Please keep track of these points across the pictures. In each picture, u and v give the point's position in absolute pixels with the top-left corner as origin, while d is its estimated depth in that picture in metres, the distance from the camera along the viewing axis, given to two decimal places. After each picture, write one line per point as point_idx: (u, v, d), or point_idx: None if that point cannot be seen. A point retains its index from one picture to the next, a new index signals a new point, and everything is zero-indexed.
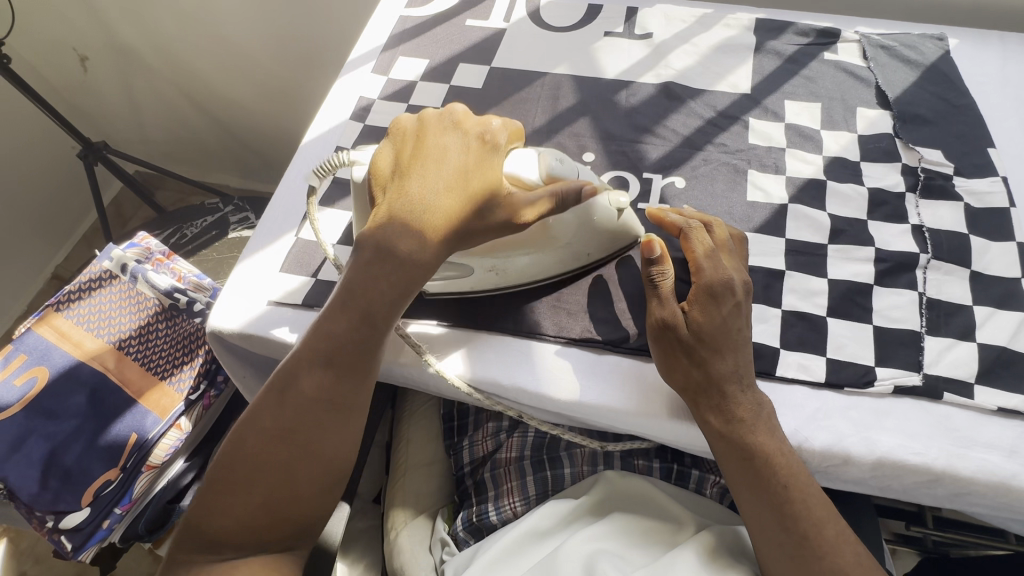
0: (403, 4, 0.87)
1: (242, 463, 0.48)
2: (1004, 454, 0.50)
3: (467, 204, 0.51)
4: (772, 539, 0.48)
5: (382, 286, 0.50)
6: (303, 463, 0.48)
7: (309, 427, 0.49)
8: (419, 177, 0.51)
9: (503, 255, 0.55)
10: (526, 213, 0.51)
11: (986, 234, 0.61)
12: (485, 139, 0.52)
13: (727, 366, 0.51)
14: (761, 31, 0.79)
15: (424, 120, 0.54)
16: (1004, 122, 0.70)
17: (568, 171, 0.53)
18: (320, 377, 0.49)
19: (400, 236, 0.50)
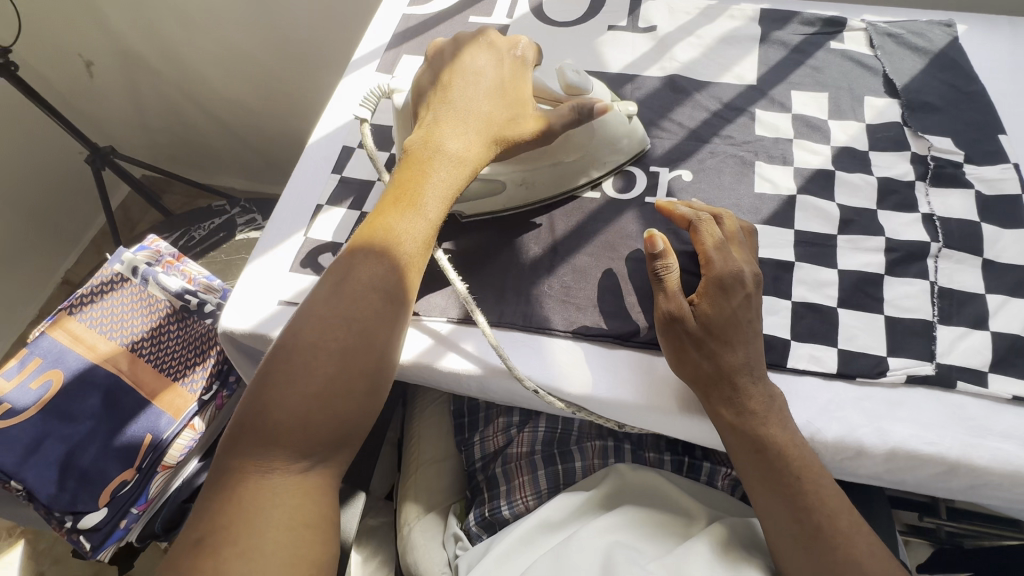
0: (406, 3, 0.87)
1: (292, 355, 0.44)
2: (1020, 443, 0.49)
3: (504, 109, 0.58)
4: (788, 530, 0.47)
5: (437, 176, 0.53)
6: (360, 351, 0.45)
7: (365, 317, 0.46)
8: (461, 84, 0.58)
9: (533, 166, 0.61)
10: (555, 124, 0.58)
11: (997, 222, 0.60)
12: (518, 57, 0.61)
13: (738, 358, 0.51)
14: (766, 22, 0.78)
15: (460, 41, 0.61)
16: (1014, 108, 0.69)
17: (585, 82, 0.61)
18: (377, 265, 0.48)
19: (450, 130, 0.55)
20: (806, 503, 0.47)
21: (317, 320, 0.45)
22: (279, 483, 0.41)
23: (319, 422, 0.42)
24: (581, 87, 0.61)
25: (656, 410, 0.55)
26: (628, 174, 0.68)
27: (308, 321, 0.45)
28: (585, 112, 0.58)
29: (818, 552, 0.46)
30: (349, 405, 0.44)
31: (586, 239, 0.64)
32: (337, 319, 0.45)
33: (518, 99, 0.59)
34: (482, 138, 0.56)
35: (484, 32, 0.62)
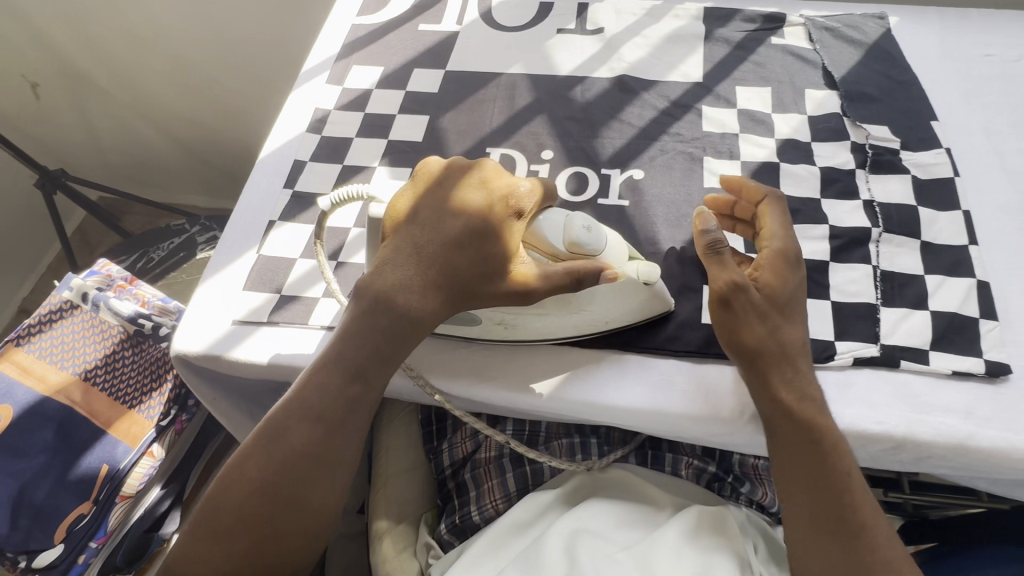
0: (355, 13, 0.87)
1: (223, 513, 0.48)
2: (961, 416, 0.51)
3: (479, 266, 0.50)
4: (823, 511, 0.47)
5: (376, 342, 0.50)
6: (284, 522, 0.48)
7: (293, 485, 0.48)
8: (434, 230, 0.50)
9: (518, 310, 0.54)
10: (540, 279, 0.50)
11: (933, 205, 0.62)
12: (509, 207, 0.51)
13: (794, 338, 0.52)
14: (709, 20, 0.80)
15: (451, 168, 0.53)
16: (945, 95, 0.72)
17: (597, 239, 0.52)
18: (310, 432, 0.49)
19: (410, 284, 0.50)
20: (843, 490, 0.48)
21: (250, 482, 0.48)
22: None
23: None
24: (590, 246, 0.52)
25: (622, 408, 0.55)
26: (581, 175, 0.68)
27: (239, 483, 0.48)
28: (581, 279, 0.50)
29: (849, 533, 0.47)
30: (274, 563, 0.48)
31: None
32: (266, 486, 0.48)
33: (498, 257, 0.50)
34: (440, 297, 0.50)
35: (484, 167, 0.53)
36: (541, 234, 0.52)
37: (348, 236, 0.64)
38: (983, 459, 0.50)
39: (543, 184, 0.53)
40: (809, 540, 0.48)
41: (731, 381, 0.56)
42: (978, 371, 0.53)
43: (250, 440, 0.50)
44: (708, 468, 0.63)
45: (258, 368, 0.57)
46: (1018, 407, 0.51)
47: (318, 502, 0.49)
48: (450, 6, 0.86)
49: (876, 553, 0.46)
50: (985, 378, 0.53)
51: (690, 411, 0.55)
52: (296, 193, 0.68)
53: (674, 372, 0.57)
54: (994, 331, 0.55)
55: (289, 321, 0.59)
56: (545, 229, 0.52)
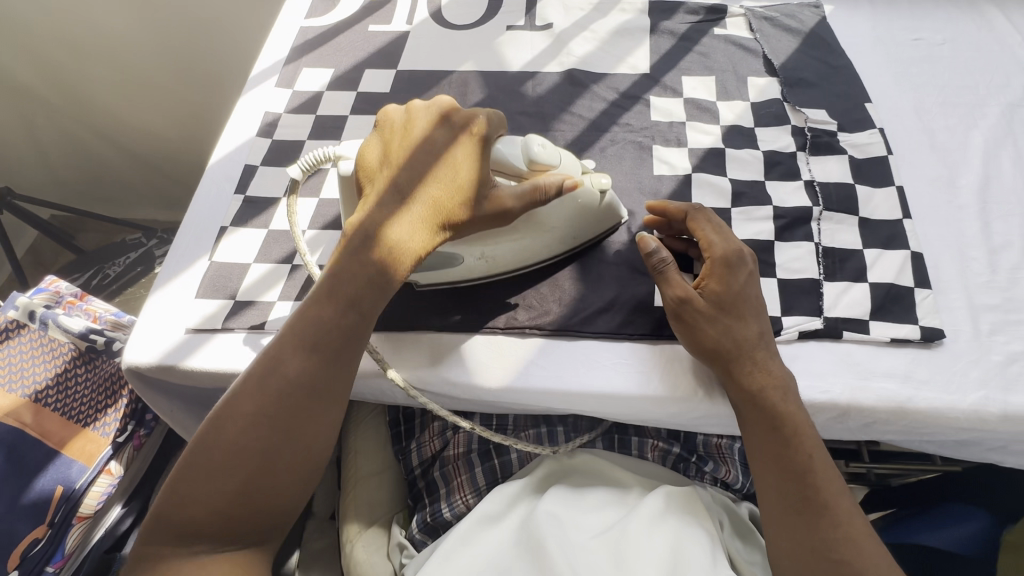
0: (303, 16, 0.86)
1: (219, 448, 0.47)
2: (900, 380, 0.54)
3: (454, 194, 0.52)
4: (784, 491, 0.48)
5: (365, 270, 0.51)
6: (283, 451, 0.48)
7: (291, 413, 0.48)
8: (408, 166, 0.53)
9: (494, 242, 0.57)
10: (514, 201, 0.53)
11: (869, 182, 0.65)
12: (476, 136, 0.54)
13: (750, 333, 0.53)
14: (655, 13, 0.82)
15: (413, 111, 0.56)
16: (878, 78, 0.76)
17: (552, 154, 0.55)
18: (307, 361, 0.49)
19: (394, 217, 0.52)
20: (804, 470, 0.48)
21: (246, 415, 0.47)
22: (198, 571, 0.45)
23: (242, 513, 0.46)
24: (548, 163, 0.54)
25: (578, 396, 0.56)
26: None
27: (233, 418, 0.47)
28: (549, 193, 0.53)
29: (810, 512, 0.47)
30: (273, 497, 0.47)
31: None
32: (264, 416, 0.47)
33: (473, 183, 0.52)
34: (426, 226, 0.52)
35: (446, 106, 0.56)
36: (500, 153, 0.55)
37: (303, 238, 0.64)
38: (923, 420, 0.53)
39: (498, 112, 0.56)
40: (775, 521, 0.48)
41: (685, 360, 0.57)
42: (914, 337, 0.55)
43: (245, 375, 0.50)
44: (672, 449, 0.65)
45: (216, 375, 0.56)
46: (952, 368, 0.54)
47: (316, 432, 0.49)
48: (399, 6, 0.86)
49: (842, 531, 0.46)
50: (921, 343, 0.56)
51: (645, 393, 0.56)
52: (247, 198, 0.67)
53: (629, 355, 0.58)
54: (928, 299, 0.57)
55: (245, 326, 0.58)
56: (503, 153, 0.55)
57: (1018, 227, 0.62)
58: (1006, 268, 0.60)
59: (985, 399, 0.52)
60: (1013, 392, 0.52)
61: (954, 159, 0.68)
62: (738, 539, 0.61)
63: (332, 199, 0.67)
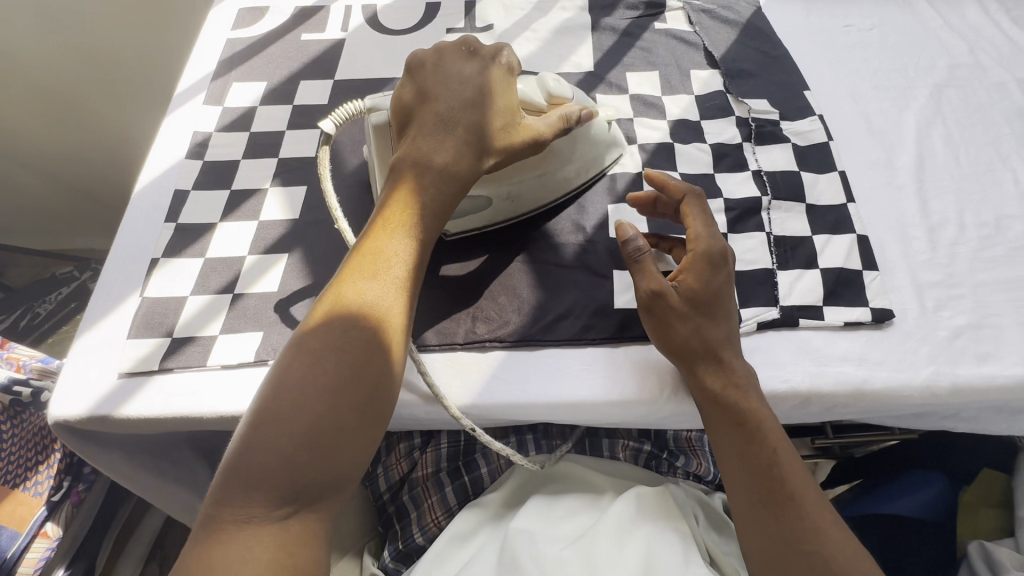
0: (230, 27, 0.82)
1: (281, 391, 0.40)
2: (856, 363, 0.55)
3: (494, 123, 0.52)
4: (752, 488, 0.48)
5: (422, 195, 0.49)
6: (352, 387, 0.41)
7: (360, 348, 0.42)
8: (448, 92, 0.52)
9: (519, 179, 0.60)
10: (547, 127, 0.55)
11: (813, 169, 0.67)
12: (503, 65, 0.55)
13: (720, 333, 0.53)
14: (595, 10, 0.82)
15: (441, 49, 0.55)
16: (814, 65, 0.77)
17: (564, 88, 0.60)
18: (373, 292, 0.45)
19: (438, 142, 0.50)
20: (769, 464, 0.48)
21: (309, 354, 0.41)
22: (253, 539, 0.36)
23: (309, 466, 0.38)
24: (563, 95, 0.59)
25: (542, 408, 0.55)
26: None
27: (298, 355, 0.41)
28: (573, 120, 0.56)
29: (778, 506, 0.47)
30: (340, 447, 0.39)
31: (452, 250, 0.63)
32: (329, 352, 0.41)
33: (510, 107, 0.54)
34: (473, 153, 0.51)
35: (472, 41, 0.56)
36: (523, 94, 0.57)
37: (243, 264, 0.60)
38: (881, 400, 0.54)
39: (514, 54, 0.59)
40: (747, 518, 0.48)
41: (647, 360, 0.57)
42: (866, 320, 0.57)
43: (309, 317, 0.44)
44: (643, 447, 0.64)
45: (156, 421, 0.52)
46: (903, 347, 0.56)
47: (385, 373, 0.43)
48: (332, 13, 0.82)
49: (806, 522, 0.46)
50: (873, 325, 0.57)
51: (608, 398, 0.55)
52: (180, 225, 0.63)
53: (591, 361, 0.57)
54: (876, 280, 0.59)
55: (184, 365, 0.54)
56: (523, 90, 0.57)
57: (954, 204, 0.65)
58: (945, 244, 0.62)
59: (936, 374, 0.54)
60: (960, 365, 0.54)
61: (891, 140, 0.70)
62: (713, 532, 0.61)
63: (273, 221, 0.63)
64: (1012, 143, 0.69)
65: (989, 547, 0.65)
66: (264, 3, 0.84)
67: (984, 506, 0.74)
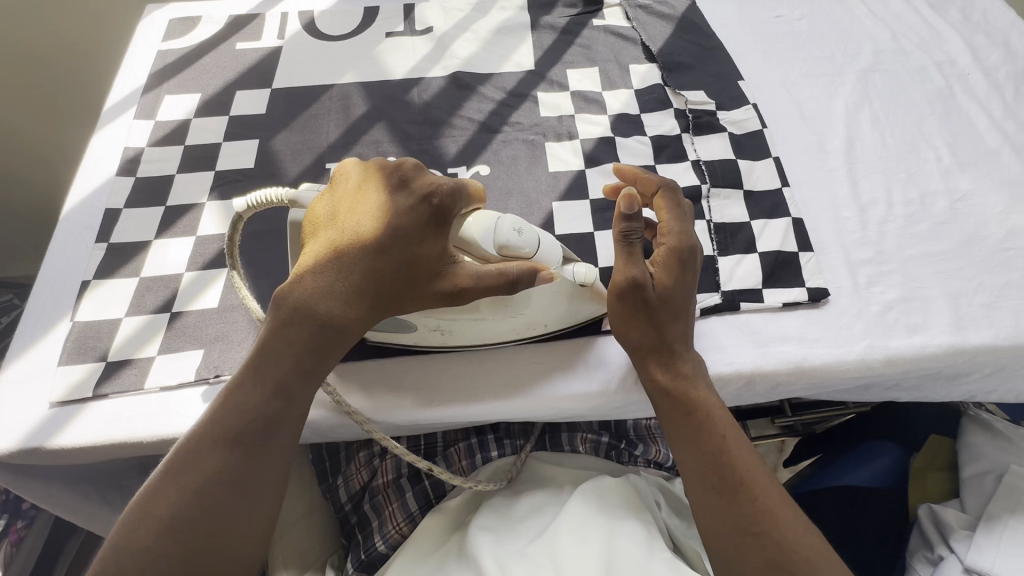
0: (160, 38, 0.79)
1: (129, 557, 0.41)
2: (795, 341, 0.57)
3: (400, 270, 0.47)
4: (703, 474, 0.49)
5: (297, 355, 0.47)
6: (200, 555, 0.42)
7: (210, 514, 0.43)
8: (359, 230, 0.47)
9: (448, 317, 0.52)
10: (473, 286, 0.47)
11: (749, 156, 0.69)
12: (434, 211, 0.47)
13: (679, 331, 0.53)
14: (534, 9, 0.82)
15: (371, 168, 0.50)
16: (748, 56, 0.80)
17: (528, 241, 0.50)
18: (225, 457, 0.44)
19: (329, 290, 0.47)
20: (719, 449, 0.49)
21: (157, 522, 0.42)
22: None
23: None
24: (523, 250, 0.49)
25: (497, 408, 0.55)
26: None
27: (150, 518, 0.42)
28: (514, 281, 0.47)
29: (729, 491, 0.48)
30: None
31: None
32: (178, 519, 0.42)
33: (427, 257, 0.47)
34: (365, 306, 0.47)
35: (411, 166, 0.49)
36: (467, 237, 0.49)
37: (181, 282, 0.58)
38: (821, 377, 0.56)
39: (478, 185, 0.49)
40: (700, 501, 0.49)
41: (595, 350, 0.58)
42: (803, 299, 0.58)
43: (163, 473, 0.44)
44: (602, 438, 0.65)
45: (93, 449, 0.50)
46: (839, 323, 0.58)
47: (240, 533, 0.44)
48: (267, 21, 0.81)
49: (758, 505, 0.47)
50: (811, 304, 0.59)
51: (563, 391, 0.56)
52: (112, 245, 0.61)
53: (541, 355, 0.57)
54: (811, 261, 0.61)
55: (121, 390, 0.52)
56: (471, 233, 0.49)
57: (882, 184, 0.67)
58: (875, 223, 0.64)
59: (870, 348, 0.56)
60: (892, 338, 0.57)
61: (822, 125, 0.72)
62: (676, 517, 0.62)
63: (211, 236, 0.61)
64: (934, 124, 0.72)
65: (936, 510, 0.66)
66: (195, 14, 0.82)
67: (933, 470, 0.74)
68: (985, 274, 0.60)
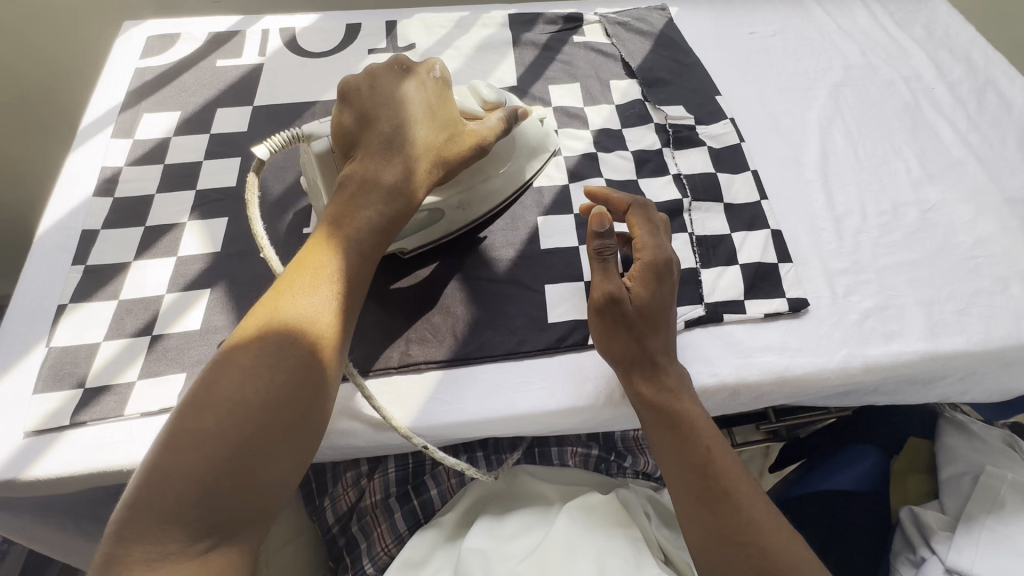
0: (138, 56, 0.78)
1: (202, 419, 0.38)
2: (777, 351, 0.58)
3: (436, 133, 0.53)
4: (689, 484, 0.49)
5: (366, 215, 0.49)
6: (283, 409, 0.40)
7: (296, 365, 0.42)
8: (390, 110, 0.53)
9: (467, 186, 0.58)
10: (492, 135, 0.55)
11: (728, 170, 0.70)
12: (439, 80, 0.56)
13: (659, 344, 0.54)
14: (516, 25, 0.83)
15: (374, 70, 0.55)
16: (724, 72, 0.82)
17: (498, 95, 0.60)
18: (306, 313, 0.44)
19: (382, 162, 0.50)
20: (703, 461, 0.50)
21: (236, 378, 0.40)
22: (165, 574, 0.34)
23: (229, 493, 0.37)
24: (497, 100, 0.59)
25: (482, 422, 0.55)
26: None
27: (227, 374, 0.40)
28: (512, 120, 0.57)
29: (713, 501, 0.48)
30: (266, 479, 0.38)
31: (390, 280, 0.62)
32: (258, 376, 0.40)
33: (450, 120, 0.54)
34: (419, 170, 0.52)
35: (403, 60, 0.56)
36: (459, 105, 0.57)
37: (161, 304, 0.57)
38: (803, 386, 0.57)
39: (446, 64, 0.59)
40: (685, 513, 0.49)
41: (586, 367, 0.58)
42: (783, 310, 0.60)
43: (237, 338, 0.42)
44: (591, 452, 0.64)
45: (70, 479, 0.49)
46: (819, 332, 0.59)
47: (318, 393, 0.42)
48: (248, 37, 0.80)
49: (744, 515, 0.47)
50: (791, 314, 0.60)
51: (549, 407, 0.56)
52: (89, 267, 0.59)
53: (528, 372, 0.58)
54: (790, 272, 0.62)
55: (100, 417, 0.51)
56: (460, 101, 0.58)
57: (856, 195, 0.69)
58: (851, 233, 0.66)
59: (849, 357, 0.57)
60: (870, 346, 0.58)
61: (797, 138, 0.74)
62: (665, 527, 0.62)
63: (193, 255, 0.61)
64: (903, 136, 0.75)
65: (916, 510, 0.68)
66: (175, 31, 0.81)
67: (913, 472, 0.76)
68: (955, 282, 0.62)
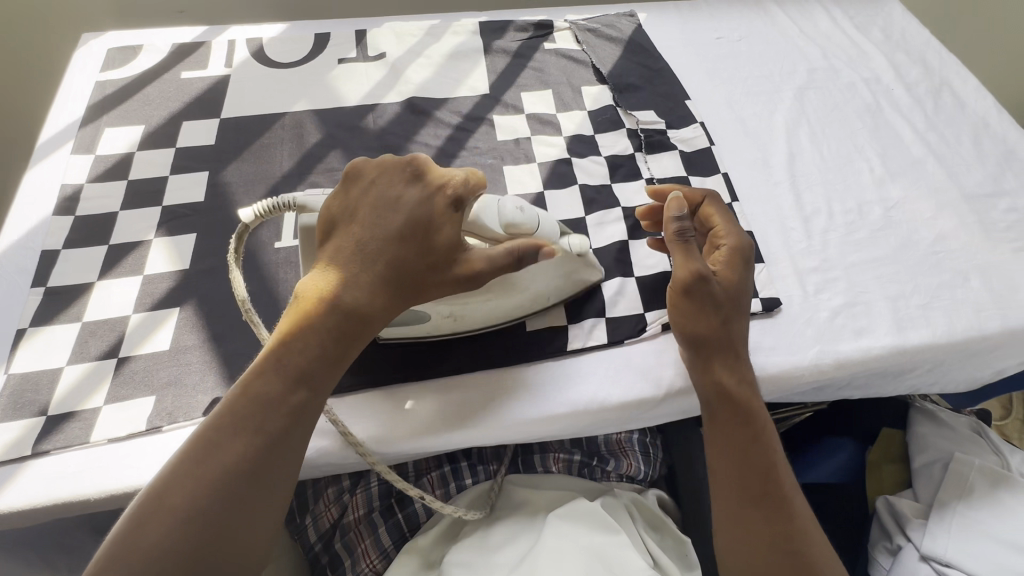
0: (98, 69, 0.76)
1: (132, 555, 0.39)
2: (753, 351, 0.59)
3: (418, 256, 0.49)
4: (748, 484, 0.50)
5: (318, 344, 0.47)
6: (213, 549, 0.40)
7: (228, 503, 0.41)
8: (376, 223, 0.49)
9: (463, 302, 0.54)
10: (486, 270, 0.49)
11: (699, 173, 0.71)
12: (449, 198, 0.49)
13: (739, 334, 0.55)
14: (486, 33, 0.84)
15: (383, 165, 0.52)
16: (693, 77, 0.83)
17: (531, 217, 0.52)
18: (243, 447, 0.43)
19: (349, 284, 0.48)
20: (766, 464, 0.51)
21: (172, 511, 0.40)
22: None
23: None
24: (525, 225, 0.51)
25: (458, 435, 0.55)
26: None
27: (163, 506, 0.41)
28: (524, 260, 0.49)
29: (770, 504, 0.50)
30: None
31: None
32: (188, 516, 0.40)
33: (443, 244, 0.49)
34: (386, 294, 0.49)
35: (421, 159, 0.52)
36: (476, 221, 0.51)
37: (128, 325, 0.55)
38: (778, 384, 0.58)
39: (480, 172, 0.52)
40: (731, 511, 0.50)
41: (568, 370, 0.58)
42: (757, 310, 0.61)
43: (176, 464, 0.42)
44: (575, 457, 0.64)
45: (34, 512, 0.47)
46: (792, 331, 0.60)
47: (251, 532, 0.42)
48: (213, 48, 0.79)
49: (793, 524, 0.49)
50: (765, 313, 0.61)
51: (529, 416, 0.55)
52: (49, 289, 0.57)
53: (512, 382, 0.57)
54: (762, 272, 0.63)
55: (64, 444, 0.49)
56: (479, 216, 0.51)
57: (823, 195, 0.71)
58: (819, 232, 0.68)
59: (821, 353, 0.59)
60: (841, 342, 0.60)
61: (765, 141, 0.76)
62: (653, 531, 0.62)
63: (160, 274, 0.59)
64: (865, 136, 0.77)
65: (892, 501, 0.69)
66: (136, 42, 0.79)
67: (888, 462, 0.76)
68: (919, 277, 0.64)
